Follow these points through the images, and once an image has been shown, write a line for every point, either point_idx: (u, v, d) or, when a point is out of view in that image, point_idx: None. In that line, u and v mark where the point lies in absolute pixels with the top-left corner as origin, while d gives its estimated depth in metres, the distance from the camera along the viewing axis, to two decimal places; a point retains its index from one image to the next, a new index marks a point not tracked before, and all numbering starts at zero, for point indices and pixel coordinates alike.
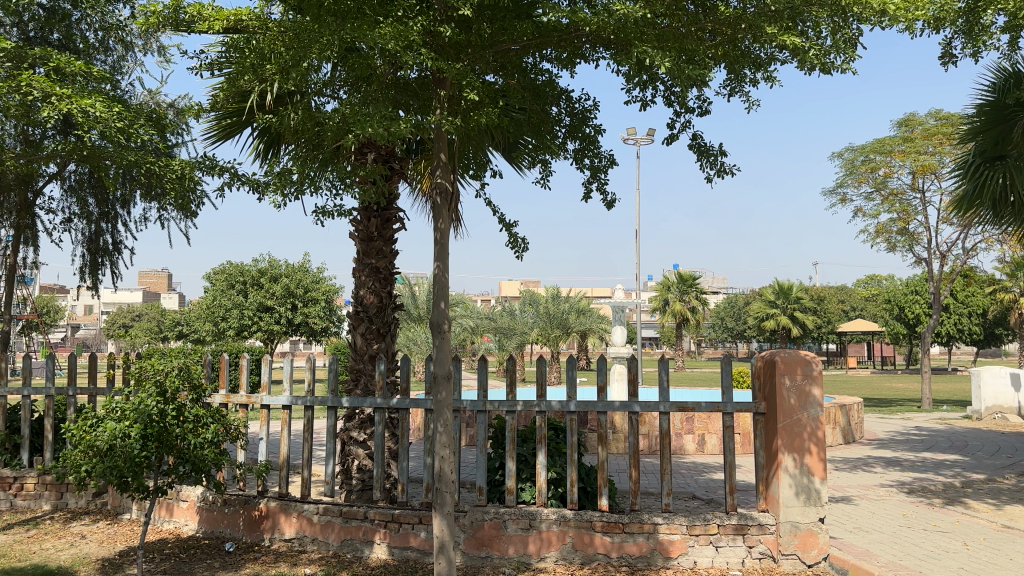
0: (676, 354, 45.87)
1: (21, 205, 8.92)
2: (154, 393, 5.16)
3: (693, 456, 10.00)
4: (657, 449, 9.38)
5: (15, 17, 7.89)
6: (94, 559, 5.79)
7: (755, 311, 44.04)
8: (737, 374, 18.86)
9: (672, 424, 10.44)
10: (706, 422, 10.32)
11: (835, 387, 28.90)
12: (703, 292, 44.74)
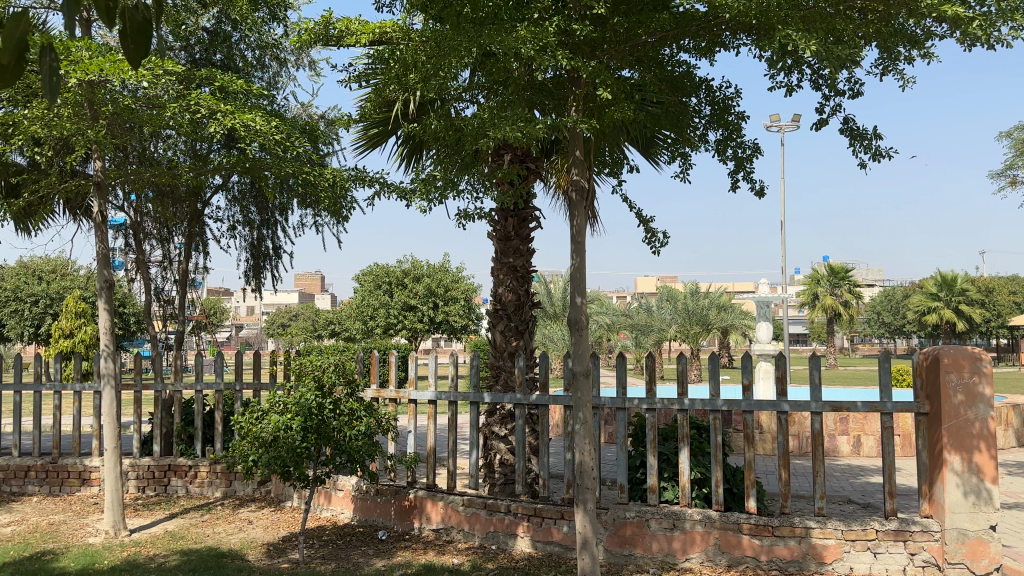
0: (826, 351, 43.71)
1: (192, 216, 9.84)
2: (313, 387, 5.52)
3: (847, 459, 9.53)
4: (808, 450, 9.02)
5: (184, 43, 8.76)
6: (261, 543, 6.23)
7: (914, 305, 41.23)
8: (897, 373, 17.75)
9: (824, 425, 9.99)
10: (862, 423, 9.81)
11: (1012, 387, 26.52)
12: (855, 285, 42.47)
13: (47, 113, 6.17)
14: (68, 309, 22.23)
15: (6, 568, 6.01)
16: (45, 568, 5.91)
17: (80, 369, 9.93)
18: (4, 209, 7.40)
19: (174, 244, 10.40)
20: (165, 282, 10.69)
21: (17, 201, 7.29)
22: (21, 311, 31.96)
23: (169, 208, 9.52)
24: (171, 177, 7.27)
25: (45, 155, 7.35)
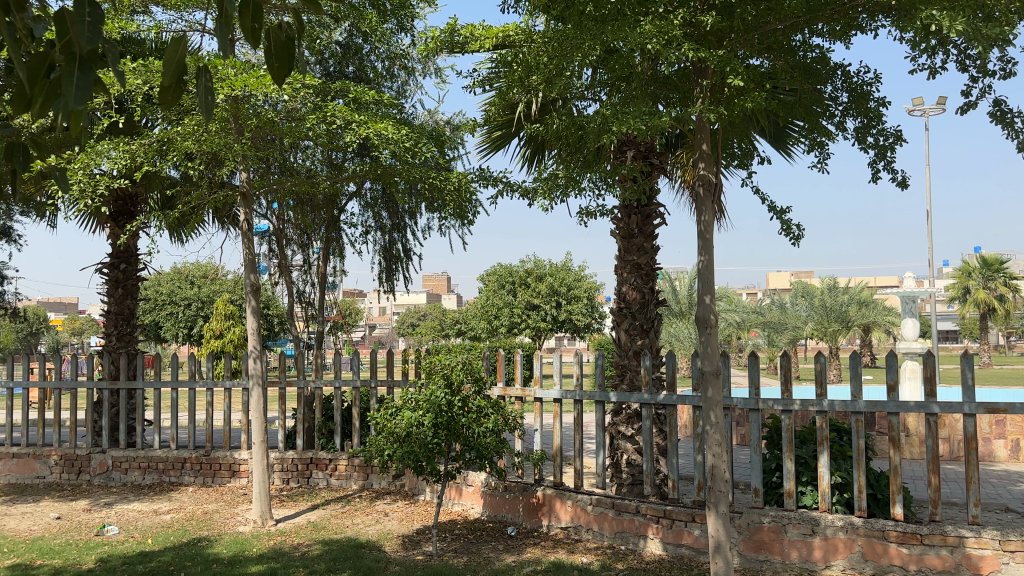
0: (980, 349, 40.69)
1: (329, 221, 10.67)
2: (443, 384, 5.84)
3: (1005, 464, 8.87)
4: (959, 454, 8.47)
5: (320, 56, 9.57)
6: (397, 535, 6.51)
7: None
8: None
9: (978, 428, 9.34)
10: (1022, 426, 9.10)
11: None
12: (1013, 277, 39.30)
13: (198, 129, 6.79)
14: (219, 311, 24.08)
15: (170, 551, 6.59)
16: (203, 553, 6.42)
17: (230, 368, 10.68)
18: (163, 221, 8.09)
19: (313, 249, 11.18)
20: (306, 285, 11.47)
21: (174, 213, 7.97)
22: (177, 314, 35.10)
23: (309, 215, 10.49)
24: (310, 186, 7.88)
25: (197, 168, 7.98)
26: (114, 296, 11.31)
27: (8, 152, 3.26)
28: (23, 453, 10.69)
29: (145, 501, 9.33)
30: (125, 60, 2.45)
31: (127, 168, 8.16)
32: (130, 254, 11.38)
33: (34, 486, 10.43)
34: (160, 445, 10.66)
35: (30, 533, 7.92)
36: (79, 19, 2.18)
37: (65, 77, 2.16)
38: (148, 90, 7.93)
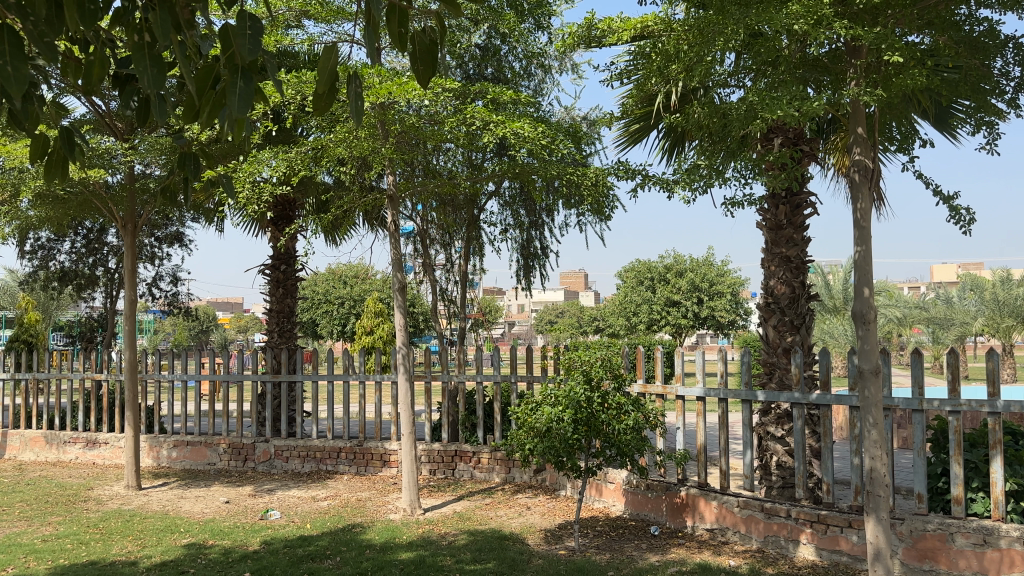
0: None
1: (470, 220, 11.10)
2: (582, 380, 5.88)
3: None
4: None
5: (461, 60, 10.01)
6: (540, 529, 6.62)
7: None
8: None
9: None
10: None
11: None
12: None
13: (348, 135, 7.18)
14: (369, 308, 25.33)
15: (326, 537, 7.01)
16: (357, 539, 6.78)
17: (379, 363, 11.20)
18: (317, 225, 8.60)
19: (454, 248, 11.63)
20: (449, 283, 11.88)
21: (327, 216, 8.46)
22: (330, 312, 37.39)
23: (451, 214, 10.94)
24: (452, 186, 8.18)
25: (347, 173, 8.42)
26: (275, 295, 12.20)
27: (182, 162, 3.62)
28: (196, 441, 11.67)
29: (304, 488, 9.96)
30: (282, 71, 2.63)
31: (284, 176, 8.74)
32: (288, 256, 12.21)
33: (207, 471, 11.38)
34: (317, 435, 11.36)
35: (204, 514, 8.67)
36: (241, 33, 2.36)
37: (228, 87, 2.34)
38: (301, 101, 8.46)
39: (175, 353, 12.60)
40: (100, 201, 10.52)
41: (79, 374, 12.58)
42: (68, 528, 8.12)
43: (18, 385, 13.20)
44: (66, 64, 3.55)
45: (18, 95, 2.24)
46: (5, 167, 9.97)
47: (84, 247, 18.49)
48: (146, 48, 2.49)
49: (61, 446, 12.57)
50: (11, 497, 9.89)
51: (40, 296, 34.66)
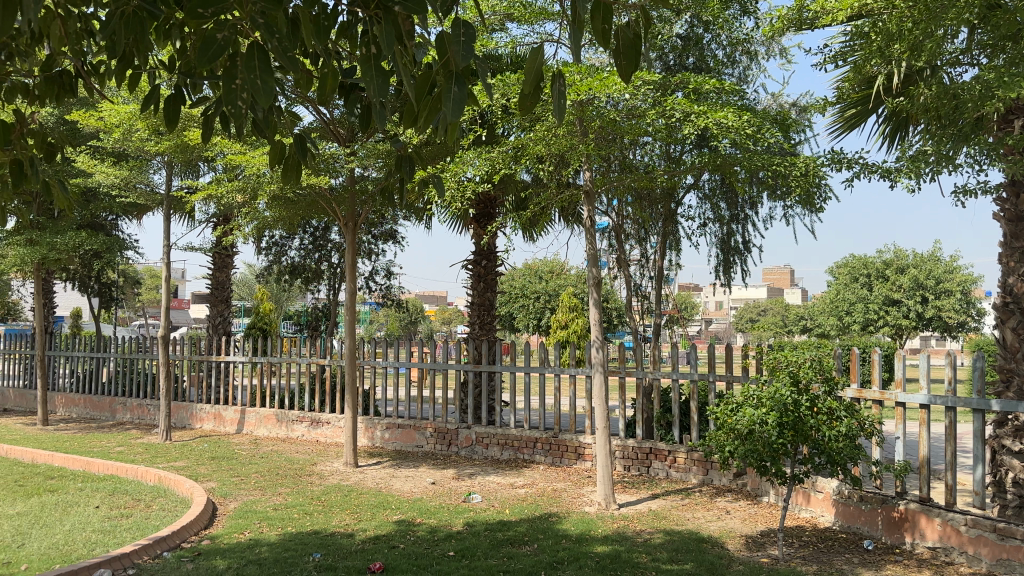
0: None
1: (667, 214, 10.94)
2: (788, 382, 5.59)
3: None
4: None
5: (662, 51, 9.92)
6: (740, 534, 6.41)
7: None
8: None
9: None
10: None
11: None
12: None
13: (548, 132, 7.37)
14: (565, 303, 25.75)
15: (524, 523, 7.24)
16: (553, 528, 6.94)
17: (574, 356, 11.35)
18: (517, 222, 8.89)
19: (651, 243, 11.55)
20: (643, 279, 11.94)
21: (526, 213, 8.72)
22: (528, 305, 38.49)
23: (647, 209, 10.86)
24: (648, 181, 8.12)
25: (546, 170, 8.64)
26: (477, 289, 12.79)
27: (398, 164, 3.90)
28: (405, 424, 12.53)
29: (502, 474, 10.36)
30: (489, 74, 2.74)
31: (487, 174, 9.12)
32: (489, 252, 12.75)
33: (415, 453, 12.17)
34: (515, 425, 11.74)
35: (413, 494, 9.30)
36: (455, 39, 2.49)
37: (443, 92, 2.48)
38: (504, 102, 8.80)
39: (387, 341, 13.59)
40: (325, 202, 11.61)
41: (305, 358, 13.97)
42: (295, 499, 9.08)
43: (256, 367, 14.91)
44: (300, 79, 3.97)
45: (267, 105, 2.51)
46: (247, 174, 11.30)
47: (311, 244, 20.48)
48: (370, 59, 2.69)
49: (290, 424, 14.03)
50: (250, 467, 11.20)
51: (275, 288, 38.91)
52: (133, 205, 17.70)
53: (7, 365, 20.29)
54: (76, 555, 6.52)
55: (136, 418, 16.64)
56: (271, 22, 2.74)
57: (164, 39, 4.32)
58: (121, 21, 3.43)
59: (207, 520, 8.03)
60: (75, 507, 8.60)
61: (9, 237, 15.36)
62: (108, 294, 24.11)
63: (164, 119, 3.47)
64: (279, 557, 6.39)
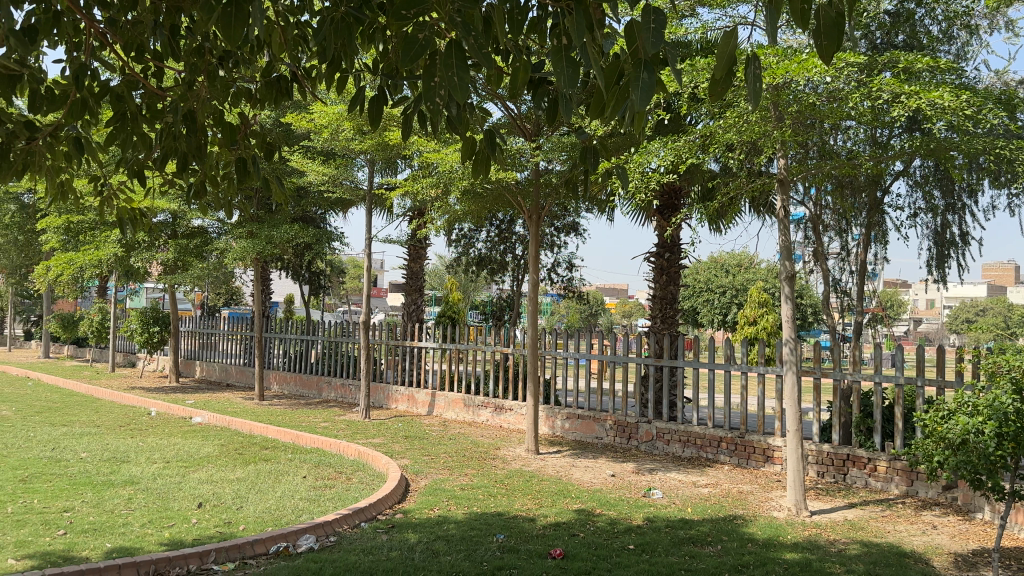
0: None
1: (870, 204, 10.14)
2: (1010, 389, 4.98)
3: None
4: None
5: (867, 30, 9.21)
6: (948, 551, 5.84)
7: None
8: None
9: None
10: None
11: None
12: None
13: (738, 120, 7.10)
14: (753, 298, 24.70)
15: (707, 523, 7.04)
16: (738, 530, 6.69)
17: (763, 354, 10.83)
18: (703, 213, 8.63)
19: (852, 235, 10.78)
20: (843, 274, 11.19)
21: (714, 203, 8.45)
22: (712, 300, 37.32)
23: (848, 198, 10.13)
24: (850, 168, 7.56)
25: (736, 158, 8.28)
26: (660, 282, 12.58)
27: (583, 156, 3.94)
28: (585, 415, 12.62)
29: (684, 472, 10.15)
30: (678, 62, 2.69)
31: (673, 164, 8.94)
32: (673, 244, 12.51)
33: (595, 444, 12.22)
34: (698, 421, 11.43)
35: (593, 484, 9.36)
36: (644, 27, 2.45)
37: (632, 81, 2.46)
38: (693, 90, 8.58)
39: (569, 332, 13.73)
40: (511, 195, 11.93)
41: (490, 347, 14.47)
42: (480, 480, 9.46)
43: (445, 353, 15.66)
44: (491, 74, 4.11)
45: (461, 100, 2.61)
46: (440, 169, 11.89)
47: (497, 236, 21.19)
48: (562, 50, 2.71)
49: (476, 409, 14.62)
50: (438, 448, 11.81)
51: (465, 278, 40.66)
52: (338, 200, 19.20)
53: (232, 345, 22.83)
54: (287, 520, 7.23)
55: (339, 397, 18.13)
56: (467, 20, 2.84)
57: (368, 43, 4.60)
58: (331, 28, 3.74)
59: (400, 494, 8.58)
60: (285, 475, 9.54)
61: (235, 230, 17.26)
62: (316, 281, 26.38)
63: (368, 119, 3.69)
64: (465, 536, 6.70)
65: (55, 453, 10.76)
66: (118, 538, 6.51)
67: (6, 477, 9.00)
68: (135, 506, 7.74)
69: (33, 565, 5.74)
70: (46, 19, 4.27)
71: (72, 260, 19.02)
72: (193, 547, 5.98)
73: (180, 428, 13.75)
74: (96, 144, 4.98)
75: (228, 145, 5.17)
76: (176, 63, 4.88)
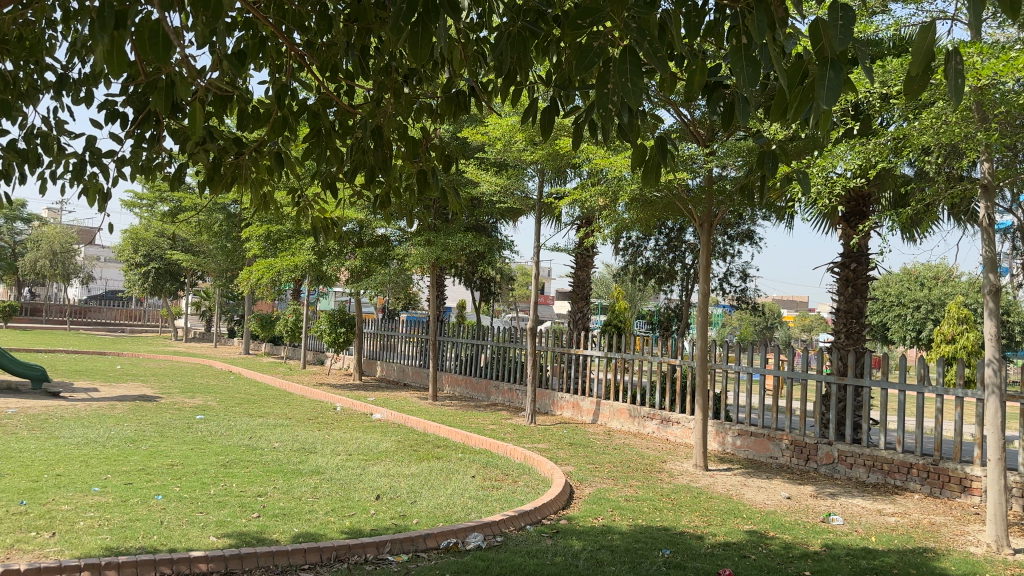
0: None
1: None
2: None
3: None
4: None
5: None
6: None
7: None
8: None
9: None
10: None
11: None
12: None
13: (936, 122, 6.65)
14: (952, 314, 22.56)
15: (894, 555, 6.59)
16: (929, 565, 6.22)
17: (962, 376, 9.93)
18: (894, 221, 8.11)
19: None
20: None
21: (905, 211, 7.93)
22: (904, 315, 34.48)
23: None
24: None
25: (933, 162, 7.72)
26: (845, 294, 11.89)
27: (761, 160, 3.85)
28: (759, 432, 12.16)
29: (869, 499, 9.52)
30: (869, 59, 2.63)
31: (860, 168, 8.48)
32: (859, 254, 11.79)
33: (769, 464, 11.75)
34: (885, 445, 10.68)
35: (766, 505, 9.02)
36: (833, 24, 2.42)
37: (818, 80, 2.45)
38: (884, 91, 8.12)
39: (741, 346, 13.29)
40: (682, 203, 11.77)
41: (657, 357, 14.32)
42: (645, 493, 9.42)
43: (611, 362, 15.68)
44: (664, 81, 4.16)
45: (633, 106, 2.71)
46: (610, 177, 12.00)
47: (667, 245, 20.94)
48: (741, 49, 2.74)
49: (642, 420, 14.52)
50: (604, 457, 11.87)
51: (632, 287, 40.41)
52: (509, 210, 19.83)
53: (409, 347, 24.19)
54: (456, 517, 7.61)
55: (507, 401, 18.67)
56: (642, 26, 2.97)
57: (543, 56, 4.80)
58: (507, 42, 3.94)
59: (565, 501, 8.75)
60: (456, 474, 10.03)
61: (413, 239, 18.34)
62: (486, 288, 27.32)
63: (540, 128, 3.86)
64: (630, 547, 6.73)
65: (253, 442, 11.96)
66: (305, 524, 7.16)
67: (211, 461, 10.15)
68: (320, 495, 8.47)
69: (230, 543, 6.45)
70: (254, 46, 5.20)
71: (272, 266, 21.03)
72: (370, 536, 6.48)
73: (361, 424, 14.79)
74: (294, 157, 5.55)
75: (410, 157, 5.56)
76: (365, 80, 5.36)
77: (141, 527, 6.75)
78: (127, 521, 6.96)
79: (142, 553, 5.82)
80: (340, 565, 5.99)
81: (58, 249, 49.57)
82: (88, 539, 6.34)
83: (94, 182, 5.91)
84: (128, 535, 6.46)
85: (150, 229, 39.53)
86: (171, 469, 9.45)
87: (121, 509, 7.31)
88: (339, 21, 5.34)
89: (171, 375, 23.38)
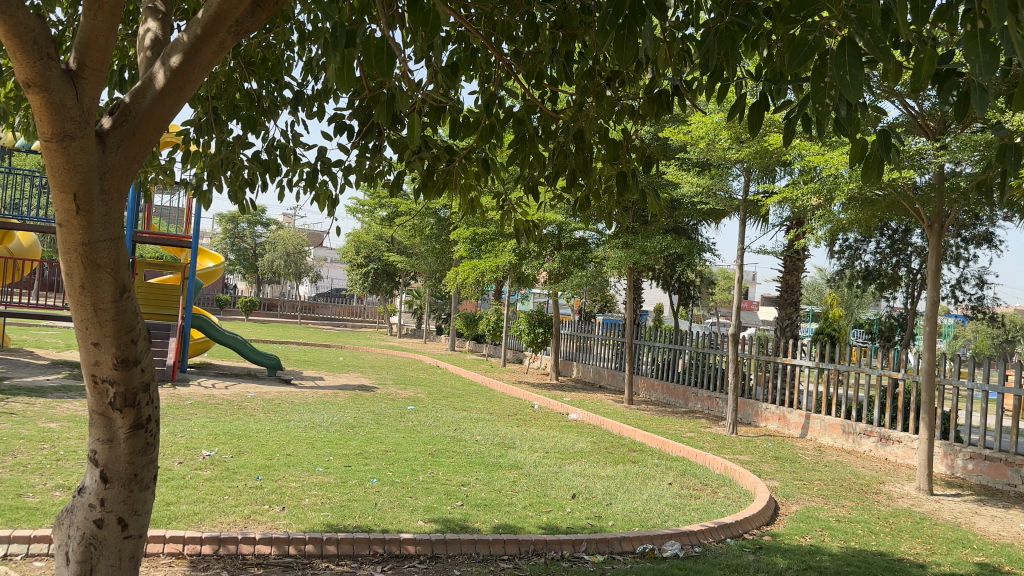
0: None
1: None
2: None
3: None
4: None
5: None
6: None
7: None
8: None
9: None
10: None
11: None
12: None
13: None
14: None
15: None
16: None
17: None
18: None
19: None
20: None
21: None
22: None
23: None
24: None
25: None
26: None
27: (1001, 152, 3.92)
28: (994, 457, 11.27)
29: None
30: None
31: None
32: None
33: (1006, 493, 10.87)
34: None
35: (1000, 537, 8.45)
36: None
37: None
38: None
39: (976, 361, 12.31)
40: (908, 202, 11.12)
41: (877, 370, 13.64)
42: (859, 514, 9.18)
43: (823, 373, 15.12)
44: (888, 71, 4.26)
45: (851, 98, 2.87)
46: (824, 175, 11.68)
47: (889, 248, 19.71)
48: (977, 36, 2.74)
49: (857, 437, 13.92)
50: (813, 474, 11.61)
51: (848, 293, 38.08)
52: (712, 211, 19.70)
53: (605, 350, 24.72)
54: (652, 523, 7.99)
55: (706, 409, 18.61)
56: (862, 17, 3.12)
57: (754, 50, 5.02)
58: (715, 38, 4.30)
59: (768, 516, 8.79)
60: (653, 479, 10.38)
61: (611, 241, 18.84)
62: (686, 291, 27.17)
63: (749, 124, 4.16)
64: (840, 570, 6.73)
65: (457, 434, 13.11)
66: (504, 515, 7.91)
67: (420, 450, 11.32)
68: (519, 488, 9.22)
69: (436, 528, 7.33)
70: (467, 58, 5.92)
71: (477, 267, 22.48)
72: (568, 534, 7.06)
73: (559, 423, 15.53)
74: (500, 163, 6.16)
75: (612, 159, 6.01)
76: (570, 87, 5.95)
77: (357, 508, 7.84)
78: (346, 501, 8.12)
79: (359, 531, 6.78)
80: (538, 558, 6.62)
81: (293, 251, 55.79)
82: (313, 515, 7.49)
83: (324, 190, 7.05)
84: (346, 514, 7.53)
85: (369, 232, 43.42)
86: (384, 455, 10.70)
87: (342, 489, 8.51)
88: (546, 29, 6.01)
89: (386, 368, 25.76)
